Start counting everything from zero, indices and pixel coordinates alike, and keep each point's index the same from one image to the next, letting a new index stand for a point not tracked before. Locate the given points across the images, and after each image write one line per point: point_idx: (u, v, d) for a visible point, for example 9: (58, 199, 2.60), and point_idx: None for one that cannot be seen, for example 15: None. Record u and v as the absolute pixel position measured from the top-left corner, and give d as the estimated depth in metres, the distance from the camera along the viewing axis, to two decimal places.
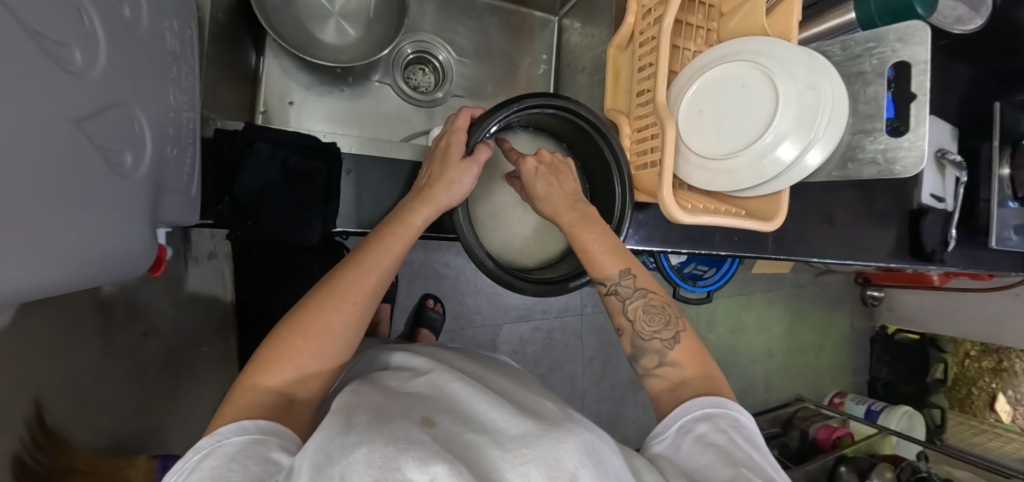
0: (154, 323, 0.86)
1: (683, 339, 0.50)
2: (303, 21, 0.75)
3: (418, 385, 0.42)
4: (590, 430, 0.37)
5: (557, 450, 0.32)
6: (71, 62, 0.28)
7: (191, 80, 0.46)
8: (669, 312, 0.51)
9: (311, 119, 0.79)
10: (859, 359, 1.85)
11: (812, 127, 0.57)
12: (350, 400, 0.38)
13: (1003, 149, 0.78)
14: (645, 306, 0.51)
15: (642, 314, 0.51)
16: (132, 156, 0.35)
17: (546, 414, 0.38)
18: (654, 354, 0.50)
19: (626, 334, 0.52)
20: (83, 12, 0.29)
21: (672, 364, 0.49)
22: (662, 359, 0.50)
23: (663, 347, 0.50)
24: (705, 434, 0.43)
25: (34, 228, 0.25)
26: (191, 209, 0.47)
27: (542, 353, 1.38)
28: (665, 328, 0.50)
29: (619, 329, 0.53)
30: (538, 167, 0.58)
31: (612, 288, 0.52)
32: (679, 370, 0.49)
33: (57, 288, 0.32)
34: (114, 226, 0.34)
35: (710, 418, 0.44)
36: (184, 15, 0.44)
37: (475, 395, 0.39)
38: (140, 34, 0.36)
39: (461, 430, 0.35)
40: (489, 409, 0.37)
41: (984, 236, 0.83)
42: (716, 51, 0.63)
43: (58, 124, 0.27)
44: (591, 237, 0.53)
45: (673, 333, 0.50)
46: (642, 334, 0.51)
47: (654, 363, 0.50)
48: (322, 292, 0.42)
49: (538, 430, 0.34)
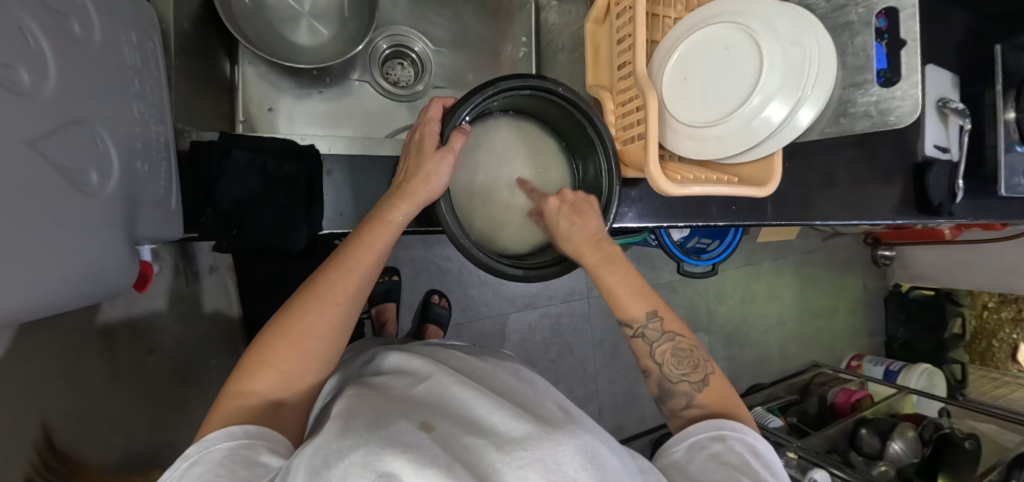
0: (159, 339, 0.87)
1: (711, 382, 0.51)
2: (273, 24, 0.74)
3: (419, 388, 0.41)
4: (595, 435, 0.36)
5: (556, 452, 0.32)
6: (18, 82, 0.27)
7: (157, 93, 0.45)
8: (699, 357, 0.52)
9: (293, 123, 0.78)
10: (874, 320, 1.83)
11: (801, 83, 0.55)
12: (348, 405, 0.38)
13: (1006, 92, 0.76)
14: (673, 348, 0.52)
15: (669, 358, 0.52)
16: (97, 174, 0.35)
17: (546, 415, 0.37)
18: (682, 396, 0.51)
19: (652, 377, 0.53)
20: (28, 31, 0.28)
21: (699, 407, 0.50)
22: (690, 401, 0.50)
23: (692, 390, 0.50)
24: (719, 453, 0.42)
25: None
26: (171, 223, 0.47)
27: (551, 338, 1.38)
28: (693, 371, 0.51)
29: (645, 370, 0.54)
30: (561, 207, 0.56)
31: (640, 331, 0.53)
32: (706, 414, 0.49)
33: (39, 314, 0.32)
34: (85, 248, 0.33)
35: (725, 439, 0.44)
36: (143, 26, 0.43)
37: (475, 396, 0.38)
38: (93, 50, 0.35)
39: (460, 433, 0.33)
40: (488, 410, 0.36)
41: (993, 184, 0.81)
42: (695, 16, 0.61)
43: (8, 147, 0.26)
44: (617, 279, 0.54)
45: (701, 376, 0.51)
46: (669, 378, 0.51)
47: (681, 405, 0.51)
48: (304, 296, 0.42)
49: (538, 432, 0.33)
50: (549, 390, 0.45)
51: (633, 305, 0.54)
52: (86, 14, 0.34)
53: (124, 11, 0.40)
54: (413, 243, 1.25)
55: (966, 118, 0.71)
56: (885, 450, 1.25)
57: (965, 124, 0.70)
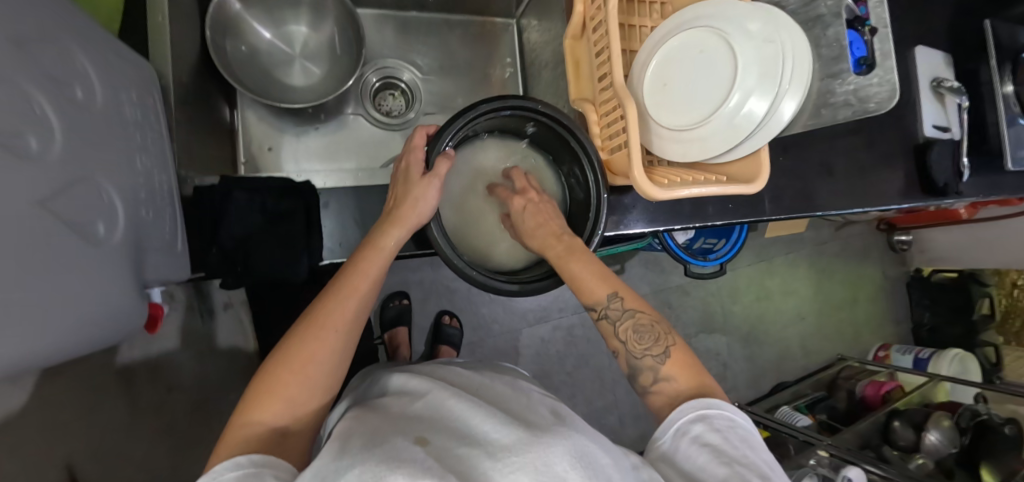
0: (178, 378, 0.89)
1: (674, 353, 0.50)
2: (268, 68, 0.78)
3: (417, 406, 0.43)
4: (585, 434, 0.37)
5: (548, 453, 0.33)
6: (25, 148, 0.29)
7: (159, 145, 0.48)
8: (659, 330, 0.51)
9: (293, 160, 0.81)
10: (898, 308, 1.77)
11: (778, 79, 0.56)
12: (350, 426, 0.39)
13: (1002, 68, 0.77)
14: (635, 324, 0.51)
15: (632, 335, 0.51)
16: (104, 225, 0.37)
17: (536, 421, 0.38)
18: (648, 371, 0.49)
19: (620, 355, 0.52)
20: (35, 101, 0.31)
21: (667, 378, 0.49)
22: (656, 375, 0.49)
23: (656, 364, 0.49)
24: (701, 435, 0.42)
25: (13, 307, 0.28)
26: (178, 265, 0.50)
27: (565, 351, 1.37)
28: (656, 345, 0.50)
29: (614, 351, 0.53)
30: (525, 205, 0.60)
31: (603, 312, 0.53)
32: (673, 385, 0.48)
33: (59, 358, 0.35)
34: (96, 294, 0.36)
35: (706, 419, 0.43)
36: (143, 84, 0.47)
37: (468, 409, 0.40)
38: (95, 111, 0.38)
39: (454, 446, 0.35)
40: (481, 422, 0.38)
41: (1000, 160, 0.79)
42: (670, 22, 0.62)
43: (19, 207, 0.28)
44: (576, 267, 0.53)
45: (663, 348, 0.50)
46: (634, 354, 0.50)
47: (650, 380, 0.50)
48: (304, 325, 0.44)
49: (527, 438, 0.34)
50: (546, 400, 0.46)
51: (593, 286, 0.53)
52: (88, 79, 0.37)
53: (124, 72, 0.43)
54: (421, 266, 1.27)
55: (962, 95, 0.73)
56: (922, 441, 1.20)
57: (965, 101, 0.72)
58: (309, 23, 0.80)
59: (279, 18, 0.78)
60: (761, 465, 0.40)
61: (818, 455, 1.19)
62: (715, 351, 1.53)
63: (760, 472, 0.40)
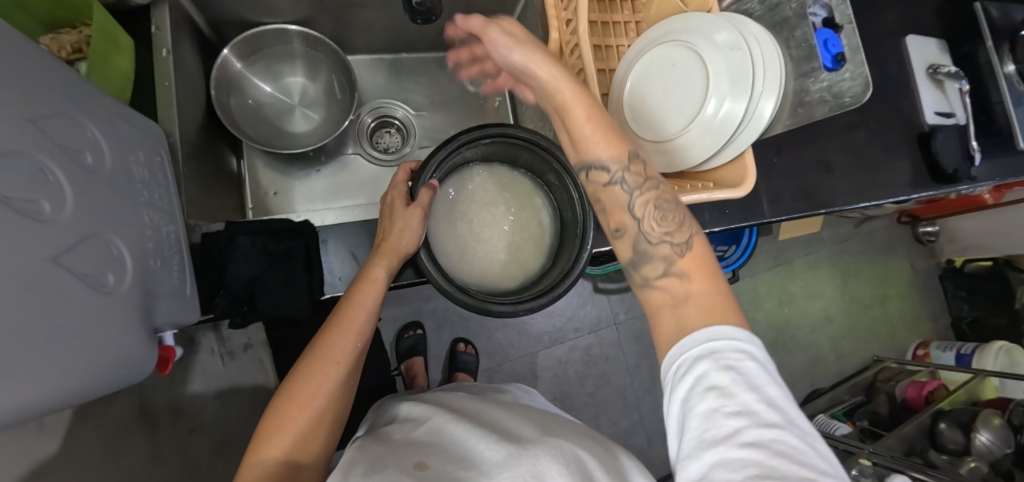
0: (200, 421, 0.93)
1: (694, 244, 0.43)
2: (270, 119, 0.84)
3: (418, 431, 0.45)
4: (570, 442, 0.41)
5: (537, 463, 0.36)
6: (39, 211, 0.33)
7: (166, 198, 0.52)
8: (682, 214, 0.44)
9: (299, 203, 0.86)
10: (934, 303, 1.66)
11: (749, 83, 0.57)
12: (354, 455, 0.41)
13: (1000, 48, 0.74)
14: (656, 201, 0.45)
15: (652, 211, 0.44)
16: (114, 276, 0.40)
17: (526, 436, 0.42)
18: (659, 261, 0.43)
19: (628, 236, 0.46)
20: (48, 170, 0.35)
21: (678, 275, 0.42)
22: (667, 268, 0.42)
23: (672, 253, 0.43)
24: (706, 377, 0.35)
25: (44, 350, 0.32)
26: (188, 307, 0.53)
27: (584, 371, 1.35)
28: (677, 230, 0.43)
29: (618, 231, 0.47)
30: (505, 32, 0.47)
31: (617, 175, 0.45)
32: (686, 283, 0.41)
33: (88, 395, 0.39)
34: (111, 338, 0.39)
35: (712, 356, 0.36)
36: (150, 145, 0.51)
37: (464, 431, 0.42)
38: (104, 174, 0.41)
39: (452, 467, 0.37)
40: (475, 441, 0.40)
41: (1012, 140, 0.76)
42: (644, 39, 0.65)
43: (34, 265, 0.32)
44: (591, 129, 0.46)
45: (685, 237, 0.43)
46: (649, 237, 0.44)
47: (657, 273, 0.43)
48: (307, 362, 0.48)
49: (517, 452, 0.37)
50: (538, 419, 0.49)
51: (606, 144, 0.46)
52: (99, 147, 0.42)
53: (132, 135, 0.47)
54: (432, 296, 1.28)
55: (961, 79, 0.72)
56: (971, 443, 1.13)
57: (963, 86, 0.70)
58: (305, 73, 0.85)
59: (277, 72, 0.84)
60: (777, 409, 0.34)
61: (860, 465, 1.11)
62: None
63: (777, 419, 0.33)
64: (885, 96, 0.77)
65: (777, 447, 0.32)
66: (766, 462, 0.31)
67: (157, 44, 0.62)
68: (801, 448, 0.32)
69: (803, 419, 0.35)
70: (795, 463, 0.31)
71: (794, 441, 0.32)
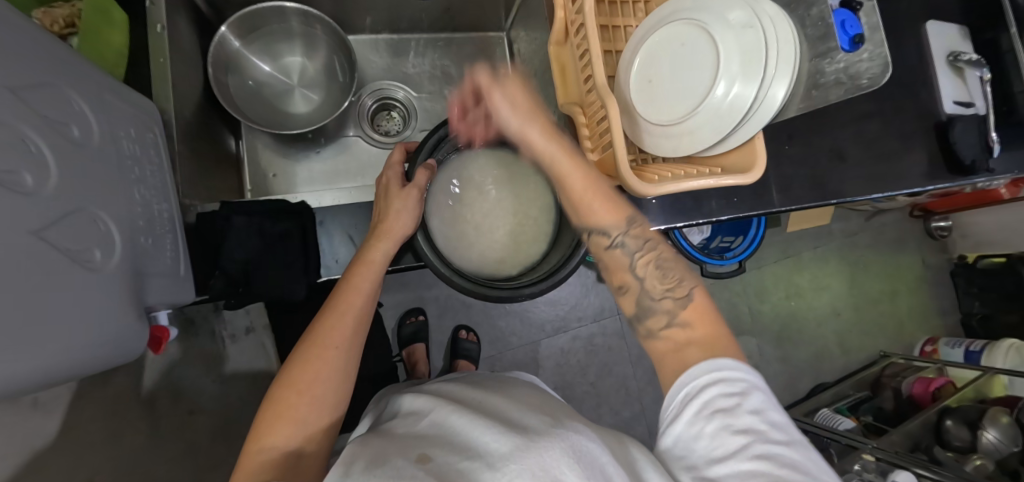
0: (199, 402, 0.94)
1: (695, 297, 0.47)
2: (270, 100, 0.83)
3: (422, 424, 0.44)
4: (579, 433, 0.40)
5: (543, 458, 0.35)
6: (22, 183, 0.32)
7: (159, 176, 0.51)
8: (678, 273, 0.49)
9: (296, 185, 0.85)
10: (944, 299, 1.63)
11: (762, 63, 0.53)
12: (356, 449, 0.40)
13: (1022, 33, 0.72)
14: (653, 260, 0.50)
15: (652, 270, 0.49)
16: (101, 252, 0.39)
17: (533, 427, 0.41)
18: (663, 314, 0.47)
19: (631, 293, 0.50)
20: (30, 141, 0.34)
21: (681, 325, 0.46)
22: (670, 320, 0.47)
23: (675, 307, 0.47)
24: (714, 401, 0.40)
25: (38, 323, 0.32)
26: (182, 287, 0.53)
27: (586, 361, 1.34)
28: (675, 287, 0.48)
29: (622, 288, 0.51)
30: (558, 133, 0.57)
31: (617, 239, 0.51)
32: (687, 332, 0.45)
33: (87, 368, 0.39)
34: (104, 313, 0.39)
35: (718, 384, 0.40)
36: (142, 121, 0.50)
37: (468, 421, 0.41)
38: (90, 149, 0.40)
39: (455, 460, 0.36)
40: (478, 432, 0.39)
41: None
42: (653, 18, 0.62)
43: (12, 237, 0.30)
44: (593, 202, 0.52)
45: (684, 292, 0.48)
46: (651, 293, 0.48)
47: (661, 325, 0.47)
48: (305, 346, 0.47)
49: (523, 444, 0.36)
50: (544, 408, 0.48)
51: (608, 212, 0.52)
52: (86, 121, 0.40)
53: (122, 111, 0.46)
54: (435, 283, 1.27)
55: (981, 67, 0.69)
56: (977, 441, 1.09)
57: (982, 74, 0.67)
58: (303, 52, 0.84)
59: (275, 51, 0.82)
60: (776, 427, 0.39)
61: (863, 461, 1.11)
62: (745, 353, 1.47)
63: (774, 435, 0.38)
64: (903, 83, 0.74)
65: (778, 457, 0.37)
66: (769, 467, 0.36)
67: (152, 18, 0.60)
68: (798, 462, 0.37)
69: (796, 429, 0.40)
70: (793, 471, 0.36)
71: (790, 453, 0.37)
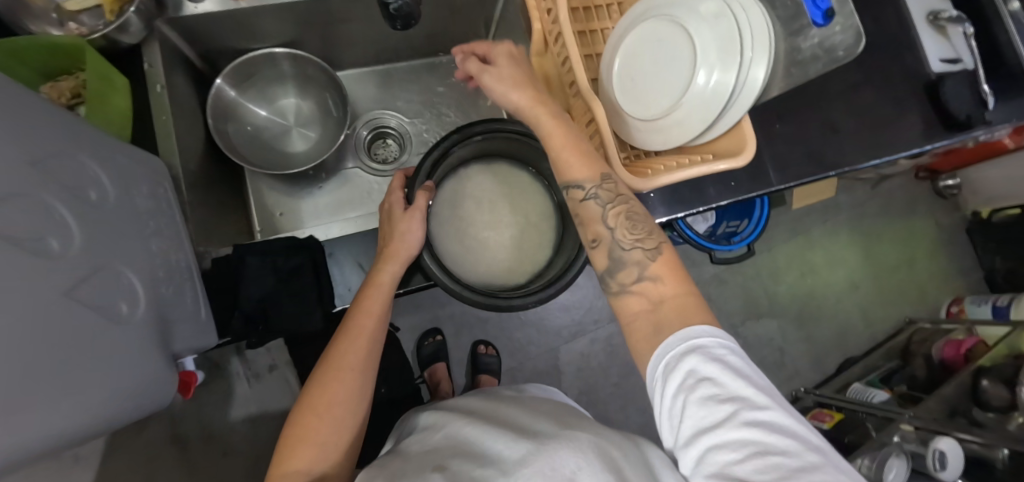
0: (231, 443, 0.96)
1: (664, 251, 0.45)
2: (270, 142, 0.86)
3: (437, 437, 0.45)
4: (591, 434, 0.41)
5: (554, 460, 0.36)
6: (48, 249, 0.34)
7: (173, 227, 0.54)
8: (651, 226, 0.46)
9: (303, 221, 0.87)
10: (964, 258, 1.60)
11: (738, 49, 0.55)
12: (372, 471, 0.41)
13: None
14: (625, 211, 0.47)
15: (623, 221, 0.46)
16: (127, 305, 0.41)
17: (544, 431, 0.41)
18: (633, 266, 0.44)
19: (602, 247, 0.47)
20: (54, 208, 0.36)
21: (652, 280, 0.43)
22: (641, 273, 0.44)
23: (644, 259, 0.44)
24: (694, 368, 0.35)
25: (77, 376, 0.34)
26: (205, 332, 0.55)
27: (607, 362, 1.33)
28: (648, 238, 0.45)
29: (594, 241, 0.48)
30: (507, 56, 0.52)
31: (591, 191, 0.47)
32: (658, 286, 0.43)
33: (128, 416, 0.42)
34: (135, 365, 0.41)
35: (698, 349, 0.36)
36: (152, 177, 0.53)
37: (480, 431, 0.42)
38: (108, 211, 0.42)
39: (472, 468, 0.37)
40: (493, 441, 0.40)
41: None
42: (627, 19, 0.64)
43: (47, 298, 0.32)
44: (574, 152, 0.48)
45: (655, 244, 0.45)
46: (623, 244, 0.45)
47: (632, 279, 0.44)
48: (323, 370, 0.48)
49: (535, 449, 0.37)
50: (556, 413, 0.49)
51: (581, 164, 0.48)
52: (102, 184, 0.43)
53: (133, 170, 0.49)
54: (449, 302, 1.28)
55: None
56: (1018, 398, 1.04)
57: None
58: (296, 93, 0.87)
59: (270, 95, 0.85)
60: (764, 392, 0.34)
61: (902, 431, 1.06)
62: (766, 336, 1.46)
63: (764, 401, 0.33)
64: None
65: (769, 424, 0.32)
66: (763, 439, 0.32)
67: (151, 80, 0.63)
68: (792, 429, 0.33)
69: (783, 396, 0.35)
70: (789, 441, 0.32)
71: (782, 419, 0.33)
